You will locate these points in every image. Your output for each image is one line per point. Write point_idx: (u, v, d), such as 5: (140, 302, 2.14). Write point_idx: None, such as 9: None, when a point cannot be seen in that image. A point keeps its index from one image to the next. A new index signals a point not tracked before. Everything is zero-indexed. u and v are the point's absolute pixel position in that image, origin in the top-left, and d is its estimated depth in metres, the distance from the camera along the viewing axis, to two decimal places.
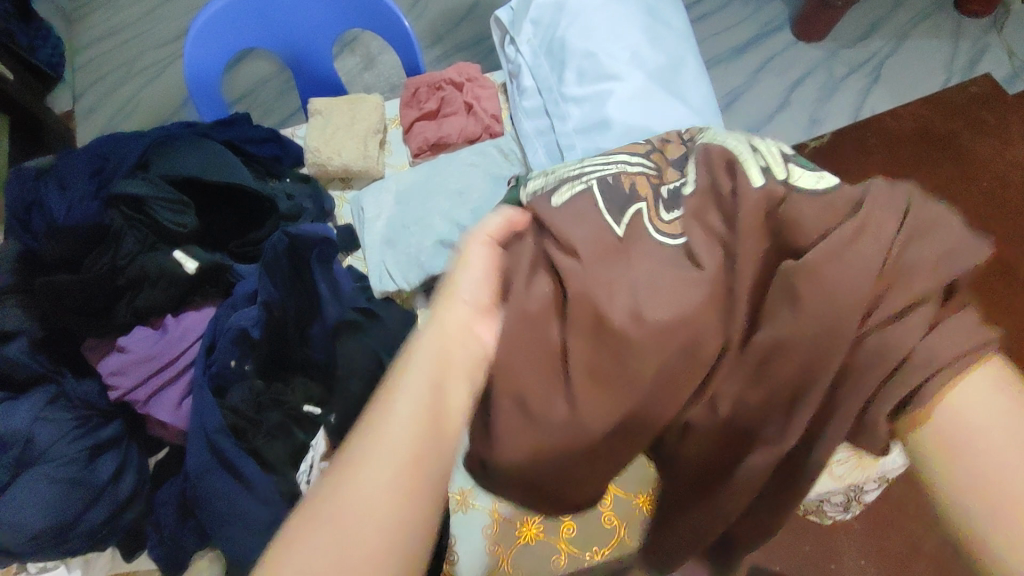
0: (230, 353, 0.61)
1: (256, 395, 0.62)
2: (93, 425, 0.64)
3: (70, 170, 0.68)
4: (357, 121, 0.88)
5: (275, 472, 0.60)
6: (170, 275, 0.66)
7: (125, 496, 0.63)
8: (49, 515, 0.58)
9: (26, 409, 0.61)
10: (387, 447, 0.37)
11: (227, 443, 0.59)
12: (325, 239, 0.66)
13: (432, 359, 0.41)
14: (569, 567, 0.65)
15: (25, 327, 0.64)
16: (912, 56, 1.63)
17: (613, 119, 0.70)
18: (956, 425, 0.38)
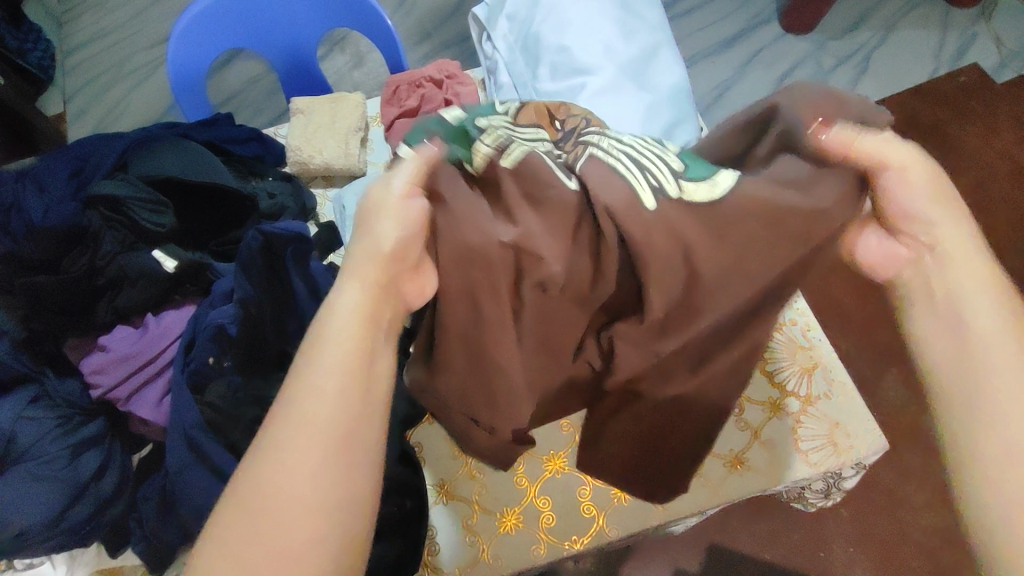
0: (207, 349, 0.62)
1: (234, 391, 0.63)
2: (75, 423, 0.65)
3: (50, 171, 0.69)
4: (337, 119, 0.88)
5: None
6: (148, 274, 0.67)
7: (108, 492, 0.64)
8: (31, 512, 0.59)
9: (6, 409, 0.62)
10: (306, 434, 0.41)
11: (204, 437, 0.60)
12: (299, 237, 0.66)
13: (354, 331, 0.46)
14: (548, 557, 0.66)
15: (6, 327, 0.64)
16: (900, 47, 1.64)
17: (585, 112, 0.71)
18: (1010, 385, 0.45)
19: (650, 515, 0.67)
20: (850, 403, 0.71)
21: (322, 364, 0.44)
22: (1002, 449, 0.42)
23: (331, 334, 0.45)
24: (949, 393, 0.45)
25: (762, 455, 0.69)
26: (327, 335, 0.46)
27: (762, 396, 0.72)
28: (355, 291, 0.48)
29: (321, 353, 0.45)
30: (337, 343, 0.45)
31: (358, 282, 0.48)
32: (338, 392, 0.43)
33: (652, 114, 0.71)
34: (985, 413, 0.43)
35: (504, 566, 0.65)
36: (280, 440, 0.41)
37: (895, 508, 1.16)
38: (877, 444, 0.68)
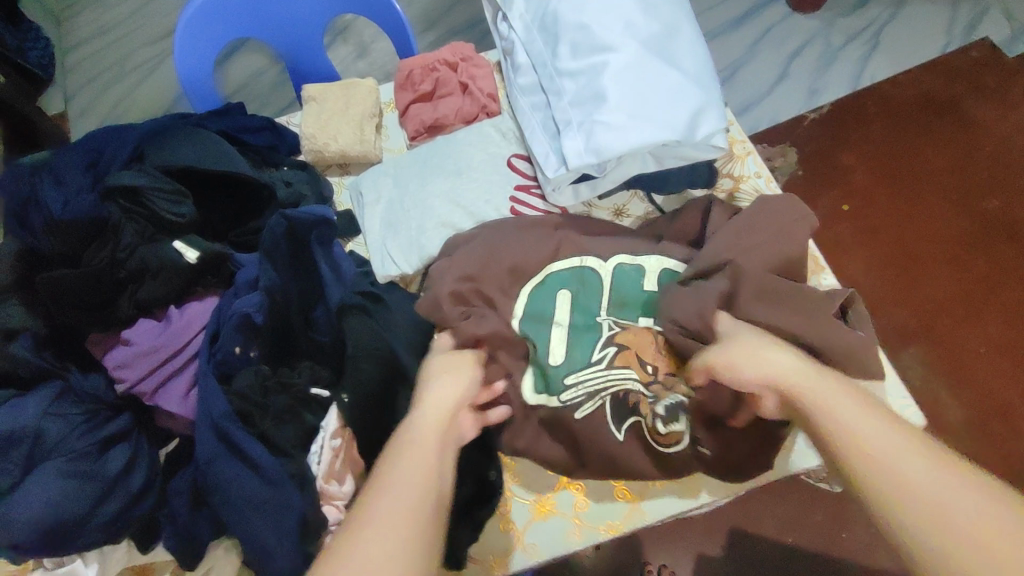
0: (234, 339, 0.63)
1: (262, 379, 0.63)
2: (101, 420, 0.64)
3: (66, 163, 0.69)
4: (352, 106, 0.87)
5: (284, 454, 0.61)
6: (170, 265, 0.66)
7: (137, 488, 0.63)
8: (56, 513, 0.58)
9: (34, 404, 0.62)
10: (396, 500, 0.46)
11: (234, 427, 0.60)
12: (324, 219, 0.68)
13: (425, 437, 0.52)
14: (583, 543, 0.65)
15: (27, 324, 0.64)
16: (911, 22, 1.62)
17: (609, 91, 0.69)
18: (877, 446, 0.45)
19: (685, 497, 0.67)
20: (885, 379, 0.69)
21: (402, 458, 0.50)
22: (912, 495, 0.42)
23: (413, 438, 0.52)
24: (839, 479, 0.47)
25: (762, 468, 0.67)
26: (404, 441, 0.52)
27: None
28: (426, 414, 0.54)
29: (400, 453, 0.50)
30: (412, 446, 0.51)
31: (432, 409, 0.55)
32: (414, 478, 0.48)
33: (676, 91, 0.69)
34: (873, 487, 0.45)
35: (539, 553, 0.65)
36: (377, 503, 0.46)
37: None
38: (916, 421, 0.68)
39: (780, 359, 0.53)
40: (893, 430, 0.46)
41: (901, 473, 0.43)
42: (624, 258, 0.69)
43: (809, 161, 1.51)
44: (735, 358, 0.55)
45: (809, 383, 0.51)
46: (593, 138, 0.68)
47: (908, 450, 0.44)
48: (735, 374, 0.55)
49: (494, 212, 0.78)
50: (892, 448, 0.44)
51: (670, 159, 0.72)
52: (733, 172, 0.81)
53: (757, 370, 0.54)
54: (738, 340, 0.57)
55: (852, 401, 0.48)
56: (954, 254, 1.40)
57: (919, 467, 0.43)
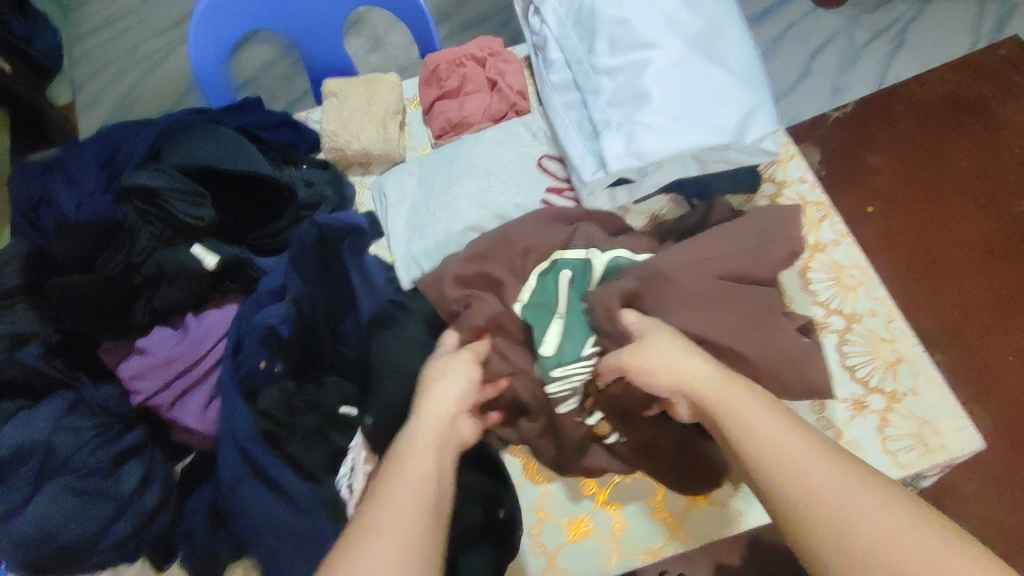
0: (258, 352, 0.60)
1: (287, 397, 0.59)
2: (115, 433, 0.61)
3: (79, 161, 0.66)
4: (374, 102, 0.84)
5: (313, 479, 0.58)
6: (189, 270, 0.63)
7: (152, 505, 0.60)
8: (70, 532, 0.56)
9: (43, 418, 0.59)
10: (402, 518, 0.42)
11: (258, 448, 0.57)
12: (356, 229, 0.65)
13: (429, 452, 0.47)
14: (621, 569, 0.62)
15: (36, 330, 0.61)
16: (939, 19, 1.57)
17: (651, 90, 0.66)
18: (776, 453, 0.44)
19: (731, 522, 0.63)
20: (938, 398, 0.66)
21: (403, 472, 0.45)
22: (818, 496, 0.41)
23: (415, 452, 0.47)
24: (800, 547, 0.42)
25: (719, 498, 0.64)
26: (406, 455, 0.47)
27: (844, 393, 0.66)
28: (426, 426, 0.49)
29: (400, 467, 0.46)
30: (413, 460, 0.46)
31: (432, 418, 0.50)
32: (417, 495, 0.44)
33: (722, 91, 0.65)
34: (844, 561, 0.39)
35: None
36: (379, 517, 0.42)
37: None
38: (971, 444, 0.63)
39: (691, 362, 0.51)
40: (795, 435, 0.45)
41: (799, 476, 0.42)
42: (623, 254, 0.65)
43: (835, 162, 1.47)
44: (643, 358, 0.52)
45: (711, 388, 0.49)
46: (635, 140, 0.65)
47: (806, 452, 0.44)
48: (645, 379, 0.52)
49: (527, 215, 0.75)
50: (799, 452, 0.44)
51: (714, 162, 0.68)
52: (775, 176, 0.78)
53: (669, 372, 0.51)
54: (649, 335, 0.54)
55: (757, 405, 0.47)
56: (980, 257, 1.36)
57: (822, 468, 0.42)
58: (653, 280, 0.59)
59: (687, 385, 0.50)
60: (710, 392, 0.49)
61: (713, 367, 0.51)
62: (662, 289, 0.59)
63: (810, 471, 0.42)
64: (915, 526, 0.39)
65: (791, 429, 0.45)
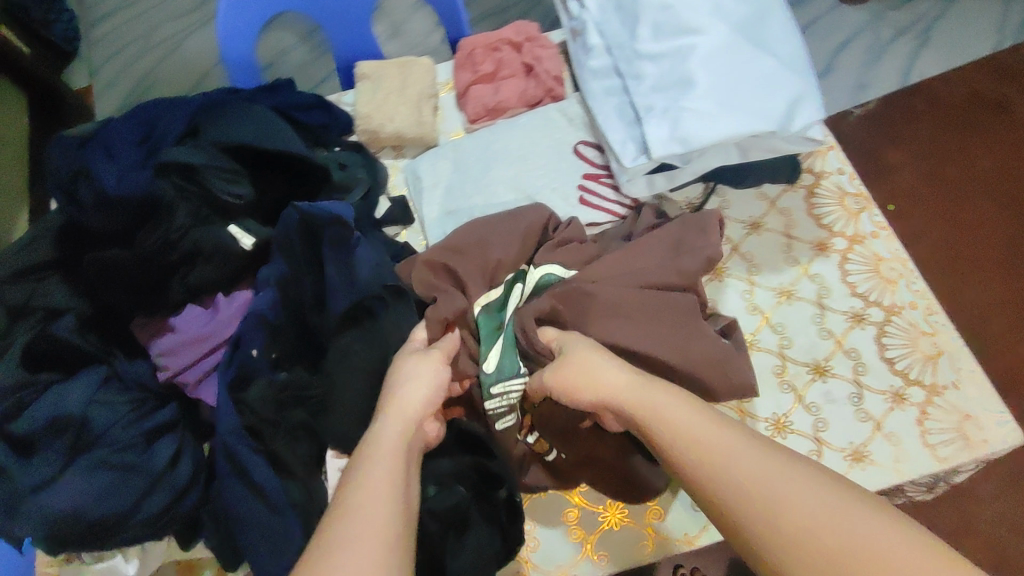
0: (252, 340, 0.60)
1: (272, 393, 0.59)
2: (146, 409, 0.61)
3: (117, 134, 0.65)
4: (408, 85, 0.83)
5: (286, 475, 0.59)
6: (225, 249, 0.63)
7: (184, 482, 0.59)
8: (101, 505, 0.56)
9: (78, 391, 0.59)
10: (377, 514, 0.41)
11: (239, 445, 0.58)
12: (339, 220, 0.62)
13: (396, 452, 0.47)
14: (657, 555, 0.63)
15: (74, 305, 0.61)
16: (965, 17, 1.55)
17: (697, 76, 0.65)
18: (712, 458, 0.44)
19: None
20: (979, 392, 0.65)
21: (370, 474, 0.45)
22: (761, 497, 0.41)
23: (378, 453, 0.46)
24: (740, 542, 0.41)
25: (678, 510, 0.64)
26: (371, 457, 0.46)
27: (884, 385, 0.66)
28: (393, 428, 0.49)
29: (367, 468, 0.45)
30: (381, 461, 0.46)
31: (396, 420, 0.50)
32: (385, 494, 0.43)
33: (771, 79, 0.65)
34: (789, 545, 0.38)
35: (612, 564, 0.62)
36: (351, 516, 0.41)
37: (959, 498, 1.11)
38: (1013, 439, 0.63)
39: (612, 374, 0.52)
40: (725, 436, 0.45)
41: (735, 477, 0.42)
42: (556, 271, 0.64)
43: (859, 159, 1.46)
44: (569, 373, 0.53)
45: (639, 398, 0.50)
46: (679, 126, 0.64)
47: (737, 450, 0.44)
48: (572, 393, 0.53)
49: (563, 201, 0.74)
50: (734, 453, 0.43)
51: (757, 152, 0.68)
52: (814, 167, 0.77)
53: (593, 384, 0.52)
54: (569, 350, 0.55)
55: (683, 411, 0.47)
56: (1001, 257, 1.35)
57: (755, 466, 0.42)
58: (610, 295, 0.60)
59: (610, 399, 0.51)
60: (640, 401, 0.49)
61: (634, 376, 0.52)
62: (581, 303, 0.60)
63: (745, 471, 0.42)
64: (849, 506, 0.39)
65: (721, 431, 0.45)
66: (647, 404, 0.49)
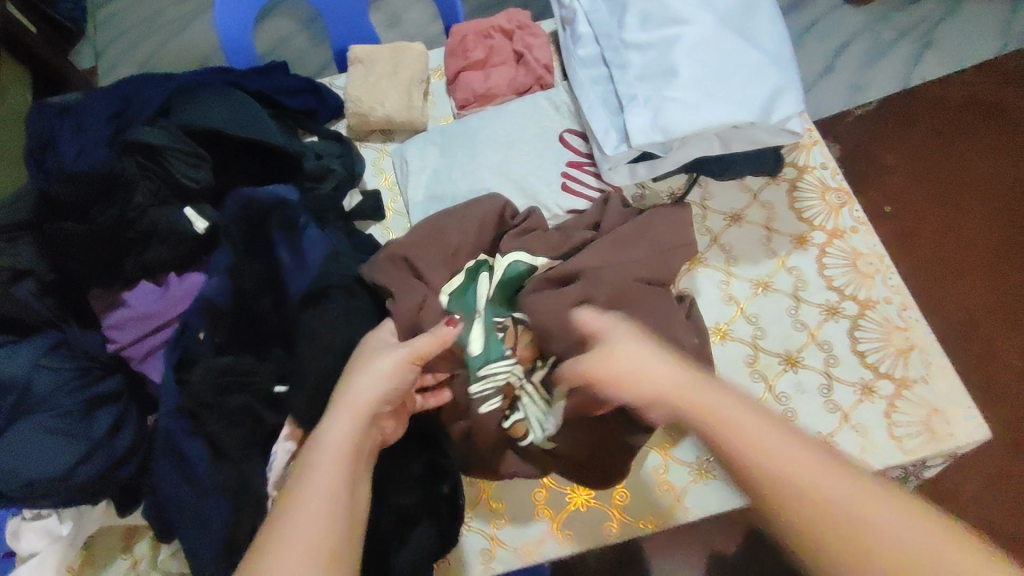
0: (199, 323, 0.60)
1: (217, 373, 0.59)
2: (92, 377, 0.62)
3: (91, 110, 0.67)
4: (400, 70, 0.84)
5: (233, 457, 0.58)
6: (179, 232, 0.65)
7: (121, 452, 0.61)
8: (37, 466, 0.57)
9: (26, 354, 0.61)
10: (311, 517, 0.43)
11: (177, 426, 0.58)
12: (280, 203, 0.64)
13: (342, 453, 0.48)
14: (620, 536, 0.64)
15: (33, 267, 0.63)
16: (968, 21, 1.55)
17: (681, 66, 0.66)
18: (758, 441, 0.43)
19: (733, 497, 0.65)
20: (949, 387, 0.66)
21: (309, 477, 0.46)
22: (801, 483, 0.41)
23: (323, 455, 0.48)
24: (782, 530, 0.41)
25: (634, 497, 0.65)
26: (315, 459, 0.48)
27: (853, 377, 0.67)
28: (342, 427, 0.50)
29: (309, 472, 0.47)
30: (325, 462, 0.47)
31: (347, 419, 0.51)
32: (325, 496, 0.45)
33: (752, 70, 0.65)
34: (821, 535, 0.39)
35: (576, 542, 0.64)
36: (286, 521, 0.43)
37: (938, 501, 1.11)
38: (978, 434, 0.64)
39: (636, 355, 0.51)
40: (762, 420, 0.44)
41: (772, 461, 0.42)
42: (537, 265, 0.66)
43: (854, 159, 1.47)
44: (623, 359, 0.51)
45: (686, 384, 0.48)
46: (660, 115, 0.65)
47: (772, 432, 0.43)
48: (621, 378, 0.51)
49: (546, 187, 0.75)
50: (771, 438, 0.43)
51: (738, 143, 0.68)
52: (797, 161, 0.78)
53: (640, 369, 0.50)
54: (612, 335, 0.54)
55: (720, 393, 0.47)
56: (993, 262, 1.35)
57: (797, 452, 0.42)
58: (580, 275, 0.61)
59: (662, 387, 0.49)
60: (685, 393, 0.47)
61: (649, 356, 0.51)
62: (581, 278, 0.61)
63: (788, 455, 0.42)
64: (888, 497, 0.39)
65: (757, 412, 0.45)
66: (684, 390, 0.48)
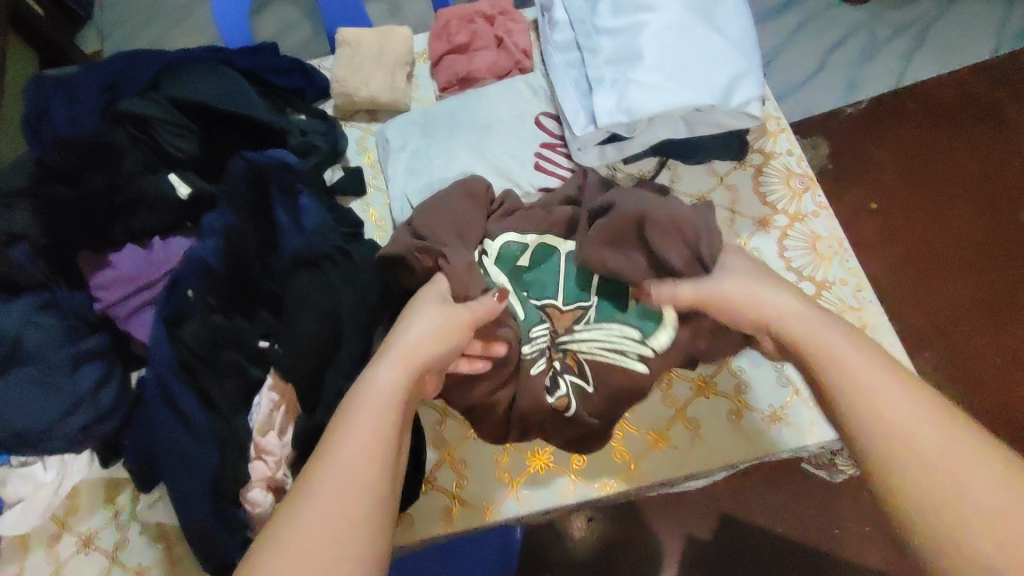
0: (191, 282, 0.61)
1: (211, 329, 0.62)
2: (79, 335, 0.66)
3: (84, 82, 0.69)
4: (385, 52, 0.87)
5: (221, 410, 0.61)
6: (166, 198, 0.68)
7: (106, 406, 0.64)
8: (25, 415, 0.61)
9: (18, 310, 0.64)
10: (342, 474, 0.43)
11: (172, 377, 0.60)
12: (283, 165, 0.68)
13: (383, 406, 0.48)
14: (577, 498, 0.67)
15: (27, 233, 0.65)
16: (963, 19, 1.57)
17: (647, 51, 0.69)
18: (852, 377, 0.47)
19: (684, 465, 0.67)
20: None
21: (346, 431, 0.46)
22: (886, 422, 0.44)
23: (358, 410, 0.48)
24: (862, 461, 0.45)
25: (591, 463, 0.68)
26: (350, 413, 0.48)
27: None
28: (386, 375, 0.50)
29: (350, 424, 0.47)
30: (363, 415, 0.47)
31: (395, 367, 0.51)
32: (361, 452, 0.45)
33: (716, 55, 0.68)
34: (898, 465, 0.42)
35: (532, 503, 0.67)
36: (319, 478, 0.43)
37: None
38: None
39: (772, 297, 0.55)
40: (873, 365, 0.47)
41: (884, 401, 0.45)
42: (549, 236, 0.69)
43: (841, 154, 1.49)
44: (757, 294, 0.56)
45: (807, 324, 0.52)
46: (626, 97, 0.68)
47: (891, 381, 0.46)
48: (760, 304, 0.55)
49: (520, 167, 0.78)
50: (873, 383, 0.46)
51: (702, 126, 0.71)
52: (764, 148, 0.80)
53: (783, 304, 0.55)
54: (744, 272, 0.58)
55: (841, 335, 0.50)
56: (976, 260, 1.38)
57: (898, 395, 0.45)
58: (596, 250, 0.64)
59: (780, 319, 0.54)
60: (801, 323, 0.52)
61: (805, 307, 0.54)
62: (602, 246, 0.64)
63: (887, 398, 0.45)
64: (964, 442, 0.42)
65: (871, 358, 0.48)
66: (812, 333, 0.51)
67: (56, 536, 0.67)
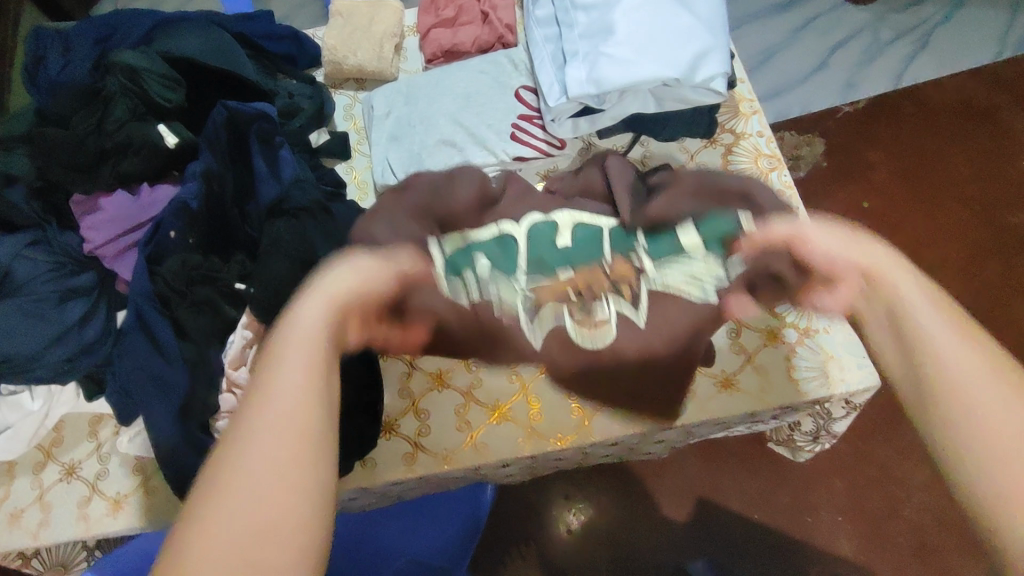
0: (172, 223, 0.66)
1: (188, 268, 0.66)
2: (67, 272, 0.69)
3: (78, 36, 0.75)
4: (375, 23, 0.90)
5: (194, 342, 0.65)
6: (152, 145, 0.70)
7: (89, 339, 0.68)
8: (11, 341, 0.65)
9: (7, 247, 0.68)
10: (280, 404, 0.40)
11: (148, 307, 0.64)
12: (259, 114, 0.71)
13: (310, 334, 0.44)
14: (531, 450, 0.69)
15: (22, 174, 0.71)
16: (965, 25, 1.57)
17: (617, 26, 0.71)
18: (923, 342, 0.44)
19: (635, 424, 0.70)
20: (848, 339, 0.72)
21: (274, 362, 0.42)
22: (959, 394, 0.42)
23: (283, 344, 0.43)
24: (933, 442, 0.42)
25: (547, 419, 0.70)
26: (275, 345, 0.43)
27: (759, 324, 0.73)
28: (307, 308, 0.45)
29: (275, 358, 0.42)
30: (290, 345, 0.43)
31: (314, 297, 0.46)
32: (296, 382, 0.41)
33: (683, 32, 0.70)
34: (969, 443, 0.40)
35: (489, 453, 0.70)
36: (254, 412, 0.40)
37: (888, 483, 1.10)
38: (869, 380, 0.69)
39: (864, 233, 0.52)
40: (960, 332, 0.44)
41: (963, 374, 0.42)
42: (584, 217, 0.67)
43: (833, 150, 1.50)
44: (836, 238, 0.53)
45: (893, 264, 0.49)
46: (595, 69, 0.70)
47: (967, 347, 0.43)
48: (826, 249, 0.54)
49: (496, 136, 0.80)
50: (950, 350, 0.43)
51: (670, 101, 0.74)
52: (735, 128, 0.83)
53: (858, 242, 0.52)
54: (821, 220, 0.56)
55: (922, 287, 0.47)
56: (964, 261, 1.39)
57: (975, 368, 0.42)
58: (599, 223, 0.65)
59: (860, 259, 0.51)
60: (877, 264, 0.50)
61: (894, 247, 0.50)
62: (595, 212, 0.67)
63: (958, 364, 0.43)
64: None
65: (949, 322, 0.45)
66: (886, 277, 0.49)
67: (41, 464, 0.71)
